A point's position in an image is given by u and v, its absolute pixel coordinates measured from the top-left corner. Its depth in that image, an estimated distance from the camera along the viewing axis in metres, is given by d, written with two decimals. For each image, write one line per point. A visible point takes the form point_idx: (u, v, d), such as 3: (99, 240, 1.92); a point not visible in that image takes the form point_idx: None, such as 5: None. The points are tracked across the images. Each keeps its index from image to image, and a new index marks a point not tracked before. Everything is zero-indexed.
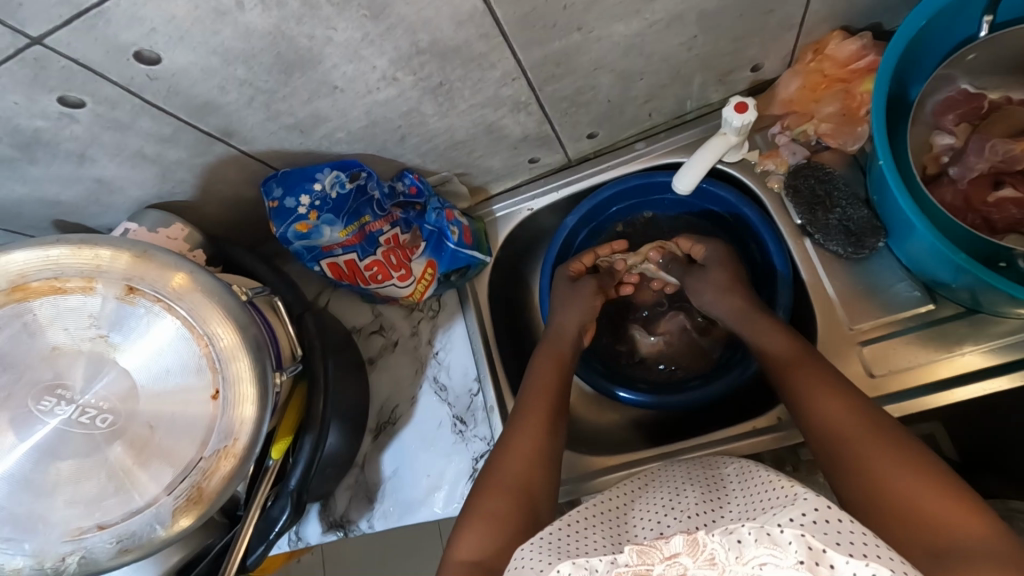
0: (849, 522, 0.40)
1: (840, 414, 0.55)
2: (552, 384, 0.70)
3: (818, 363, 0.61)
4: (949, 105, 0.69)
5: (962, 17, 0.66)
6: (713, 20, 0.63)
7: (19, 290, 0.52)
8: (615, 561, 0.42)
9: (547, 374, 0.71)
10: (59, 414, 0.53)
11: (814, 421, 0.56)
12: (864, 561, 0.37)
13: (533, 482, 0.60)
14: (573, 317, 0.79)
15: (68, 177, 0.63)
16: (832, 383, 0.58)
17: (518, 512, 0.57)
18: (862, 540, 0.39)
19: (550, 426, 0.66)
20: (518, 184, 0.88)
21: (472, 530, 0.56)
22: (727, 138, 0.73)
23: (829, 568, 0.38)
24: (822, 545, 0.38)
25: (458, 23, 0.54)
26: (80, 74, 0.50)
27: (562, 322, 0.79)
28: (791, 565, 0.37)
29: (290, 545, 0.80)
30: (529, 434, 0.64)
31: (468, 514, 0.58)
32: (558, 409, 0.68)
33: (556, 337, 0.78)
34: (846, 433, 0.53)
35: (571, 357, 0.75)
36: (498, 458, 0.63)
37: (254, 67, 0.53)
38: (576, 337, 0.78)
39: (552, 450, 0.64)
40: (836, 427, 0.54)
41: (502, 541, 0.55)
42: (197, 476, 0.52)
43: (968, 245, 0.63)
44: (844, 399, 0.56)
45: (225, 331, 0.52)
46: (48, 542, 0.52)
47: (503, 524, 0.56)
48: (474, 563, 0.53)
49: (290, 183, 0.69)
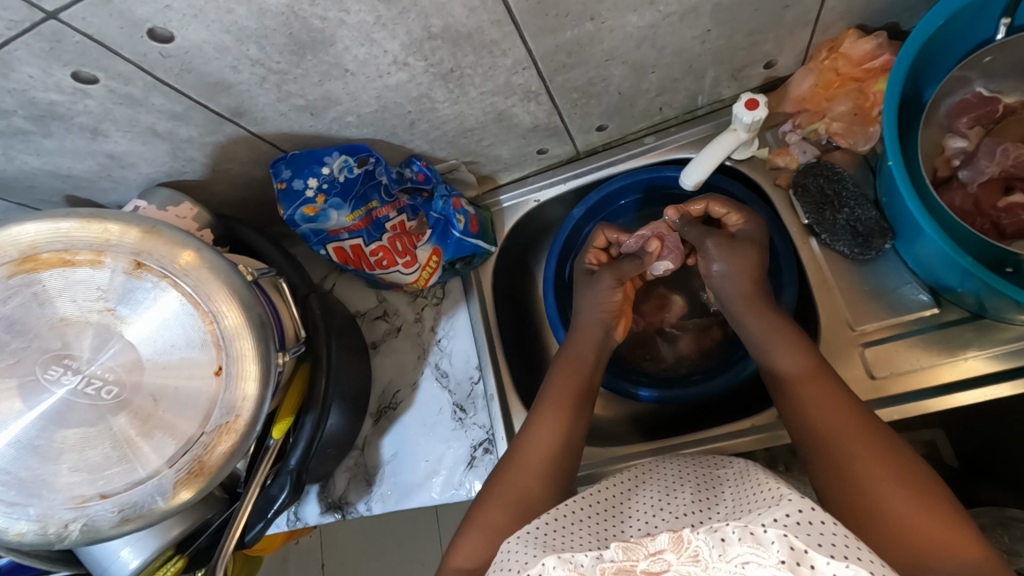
0: (832, 524, 0.39)
1: (834, 416, 0.55)
2: (576, 385, 0.70)
3: (817, 366, 0.60)
4: (963, 108, 0.69)
5: (980, 18, 0.65)
6: (728, 13, 0.62)
7: (30, 260, 0.53)
8: (601, 556, 0.43)
9: (566, 375, 0.71)
10: (66, 384, 0.54)
11: (807, 427, 0.56)
12: (844, 563, 0.38)
13: (543, 494, 0.61)
14: (594, 317, 0.76)
15: (81, 151, 0.64)
16: (826, 385, 0.58)
17: (518, 523, 0.58)
18: (843, 542, 0.39)
19: (566, 423, 0.66)
20: (527, 175, 0.88)
21: (469, 538, 0.57)
22: (737, 134, 0.72)
23: (811, 568, 0.38)
24: (804, 546, 0.38)
25: (471, 9, 0.54)
26: (94, 50, 0.51)
27: (585, 322, 0.76)
28: (773, 564, 0.37)
29: (288, 525, 0.81)
30: (543, 438, 0.65)
31: (467, 521, 0.60)
32: (579, 405, 0.68)
33: (578, 337, 0.75)
34: (832, 430, 0.54)
35: (592, 359, 0.73)
36: (508, 465, 0.64)
37: (266, 47, 0.54)
38: (602, 338, 0.75)
39: (569, 448, 0.65)
40: (827, 424, 0.55)
41: (494, 549, 0.56)
42: (199, 449, 0.53)
43: (977, 249, 0.63)
44: (838, 399, 0.56)
45: (230, 310, 0.53)
46: (52, 508, 0.53)
47: (500, 533, 0.57)
48: (467, 571, 0.55)
49: (299, 165, 0.70)
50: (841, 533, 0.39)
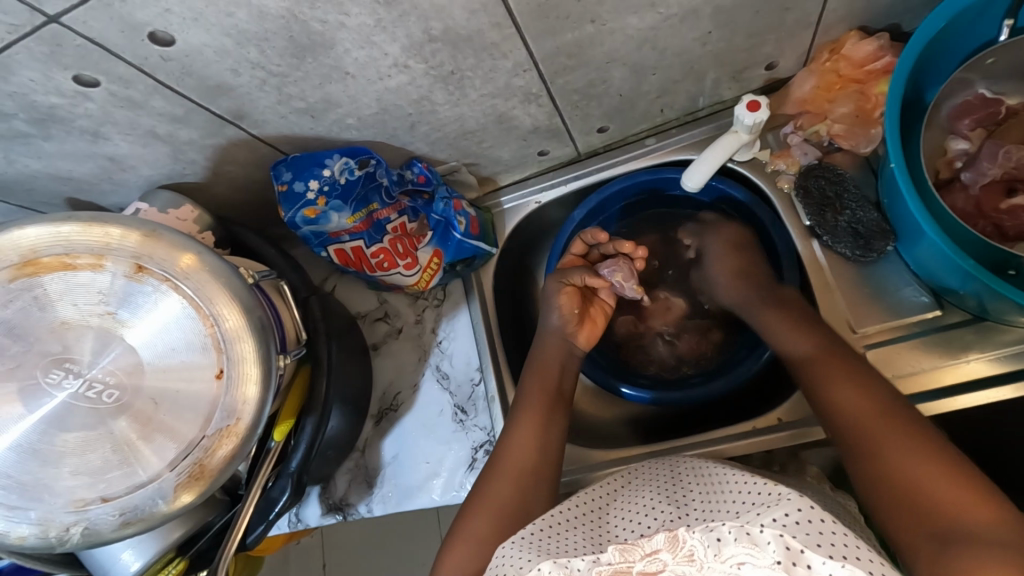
0: (831, 523, 0.40)
1: (857, 405, 0.57)
2: (543, 392, 0.70)
3: (835, 354, 0.63)
4: (965, 110, 0.69)
5: (983, 19, 0.65)
6: (729, 15, 0.62)
7: (30, 264, 0.53)
8: (597, 560, 0.42)
9: (536, 384, 0.71)
10: (67, 388, 0.54)
11: (833, 414, 0.58)
12: (841, 563, 0.38)
13: (527, 498, 0.62)
14: (549, 326, 0.76)
15: (81, 153, 0.64)
16: (848, 372, 0.60)
17: (506, 530, 0.58)
18: (842, 541, 0.39)
19: (541, 432, 0.67)
20: (527, 176, 0.88)
21: (460, 546, 0.57)
22: (739, 136, 0.72)
23: (807, 568, 0.38)
24: (800, 546, 0.38)
25: (472, 11, 0.54)
26: (94, 54, 0.51)
27: (546, 333, 0.76)
28: (768, 564, 0.38)
29: (289, 526, 0.81)
30: (517, 450, 0.65)
31: (451, 534, 0.60)
32: (551, 412, 0.69)
33: (541, 344, 0.76)
34: (855, 417, 0.57)
35: (559, 364, 0.73)
36: (486, 475, 0.64)
37: (266, 50, 0.54)
38: (562, 342, 0.75)
39: (548, 459, 0.65)
40: (850, 419, 0.57)
41: (482, 559, 0.56)
42: (199, 453, 0.53)
43: (979, 251, 0.63)
44: (861, 391, 0.58)
45: (230, 312, 0.53)
46: (53, 511, 0.53)
47: (483, 543, 0.57)
48: None
49: (300, 167, 0.70)
50: (840, 532, 0.40)
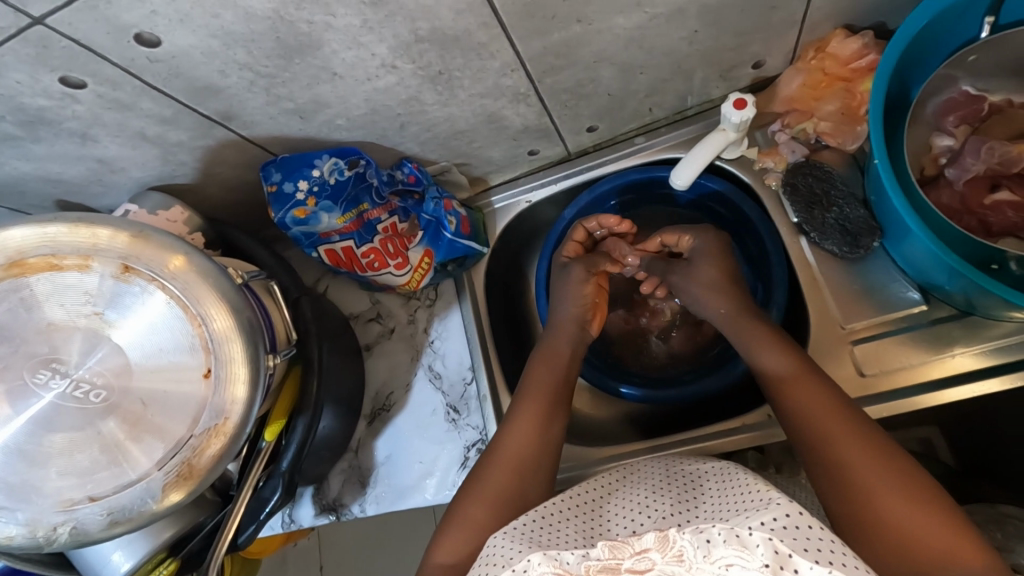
0: (819, 529, 0.40)
1: (832, 426, 0.55)
2: (549, 383, 0.70)
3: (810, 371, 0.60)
4: (950, 107, 0.69)
5: (967, 17, 0.65)
6: (715, 14, 0.62)
7: (17, 265, 0.53)
8: (586, 555, 0.43)
9: (542, 372, 0.71)
10: (54, 388, 0.54)
11: (807, 434, 0.57)
12: (827, 569, 0.38)
13: (523, 485, 0.62)
14: (566, 315, 0.76)
15: (71, 155, 0.64)
16: (821, 389, 0.58)
17: (497, 521, 0.58)
18: (829, 546, 0.39)
19: (542, 425, 0.66)
20: (517, 176, 0.88)
21: (453, 533, 0.58)
22: (726, 134, 0.73)
23: (794, 572, 0.38)
24: (788, 550, 0.38)
25: (458, 12, 0.54)
26: (81, 55, 0.51)
27: (562, 320, 0.76)
28: (756, 568, 0.38)
29: (283, 527, 0.81)
30: (514, 438, 0.65)
31: (447, 518, 0.60)
32: (553, 404, 0.68)
33: (553, 334, 0.76)
34: (831, 439, 0.55)
35: (569, 353, 0.73)
36: (486, 459, 0.64)
37: (254, 51, 0.54)
38: (574, 333, 0.75)
39: (549, 443, 0.66)
40: (824, 441, 0.55)
41: (475, 545, 0.56)
42: (187, 452, 0.53)
43: (961, 246, 0.63)
44: (843, 424, 0.55)
45: (218, 313, 0.53)
46: (41, 512, 0.53)
47: (479, 528, 0.57)
48: (449, 567, 0.56)
49: (290, 168, 0.70)
50: (827, 538, 0.40)
